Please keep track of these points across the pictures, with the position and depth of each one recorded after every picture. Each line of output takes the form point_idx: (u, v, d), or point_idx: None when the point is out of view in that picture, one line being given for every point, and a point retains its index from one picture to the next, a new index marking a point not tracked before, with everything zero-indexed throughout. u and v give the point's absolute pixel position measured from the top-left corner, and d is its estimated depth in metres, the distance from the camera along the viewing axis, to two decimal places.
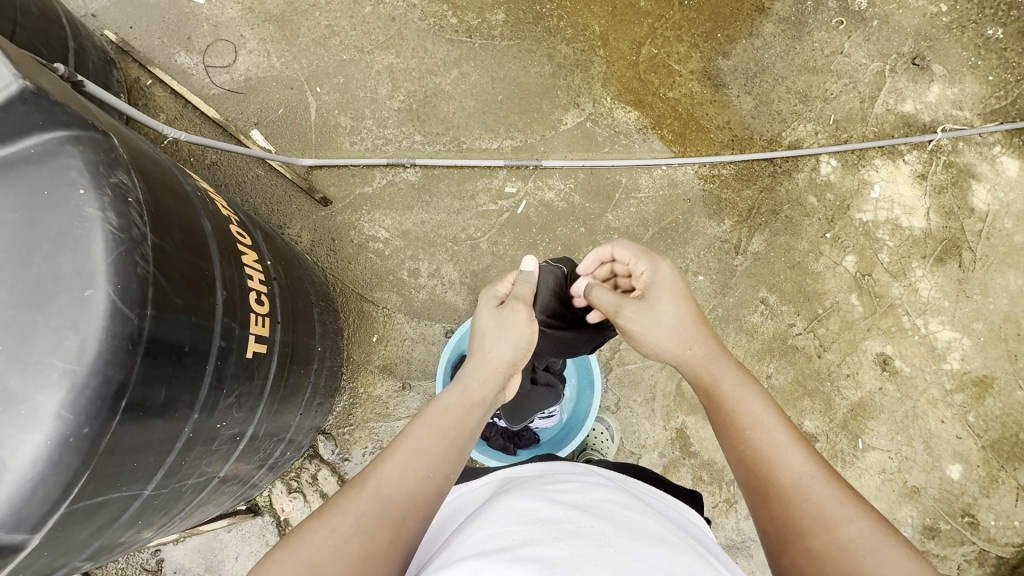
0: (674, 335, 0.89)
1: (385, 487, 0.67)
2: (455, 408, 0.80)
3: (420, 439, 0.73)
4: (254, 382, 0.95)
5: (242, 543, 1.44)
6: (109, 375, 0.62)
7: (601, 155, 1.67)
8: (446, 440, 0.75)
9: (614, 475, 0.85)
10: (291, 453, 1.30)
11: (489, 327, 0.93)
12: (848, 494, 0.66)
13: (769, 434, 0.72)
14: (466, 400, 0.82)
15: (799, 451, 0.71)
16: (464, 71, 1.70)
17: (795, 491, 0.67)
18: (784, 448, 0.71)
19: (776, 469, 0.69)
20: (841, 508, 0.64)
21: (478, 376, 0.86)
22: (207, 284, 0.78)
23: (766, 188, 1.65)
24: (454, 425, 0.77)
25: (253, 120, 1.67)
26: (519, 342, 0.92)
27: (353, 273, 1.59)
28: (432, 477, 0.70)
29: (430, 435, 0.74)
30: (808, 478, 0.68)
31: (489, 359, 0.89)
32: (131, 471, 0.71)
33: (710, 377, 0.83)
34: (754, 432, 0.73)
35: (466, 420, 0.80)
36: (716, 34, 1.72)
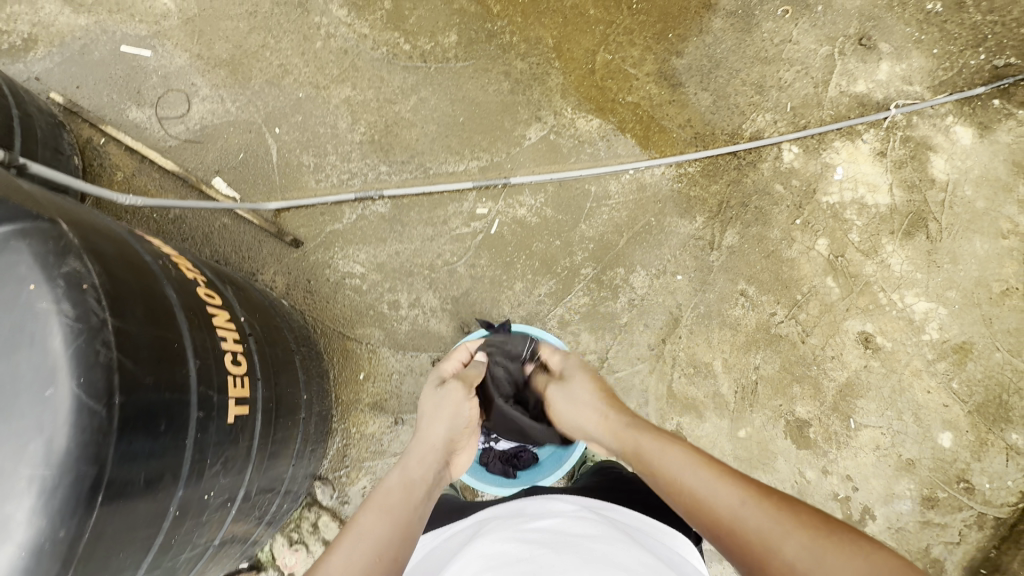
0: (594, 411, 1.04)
1: (332, 574, 0.67)
2: (398, 488, 0.84)
3: (367, 524, 0.75)
4: (240, 445, 0.93)
5: None
6: (82, 472, 0.61)
7: (567, 165, 1.68)
8: (391, 521, 0.77)
9: (595, 505, 0.87)
10: (288, 504, 1.27)
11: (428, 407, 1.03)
12: (784, 515, 0.70)
13: (695, 474, 0.80)
14: (407, 480, 0.86)
15: (726, 486, 0.76)
16: (423, 96, 1.70)
17: (734, 525, 0.72)
18: (707, 485, 0.77)
19: (712, 508, 0.75)
20: (788, 536, 0.67)
21: (415, 455, 0.92)
22: (177, 356, 0.77)
23: (733, 181, 1.67)
24: (396, 507, 0.80)
25: (214, 168, 1.65)
26: (456, 417, 1.01)
27: (333, 311, 1.57)
28: (379, 557, 0.71)
29: (374, 519, 0.76)
30: (740, 506, 0.73)
31: (428, 439, 0.97)
32: (118, 560, 0.69)
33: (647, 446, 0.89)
34: (685, 481, 0.80)
35: (410, 499, 0.83)
36: (667, 34, 1.74)
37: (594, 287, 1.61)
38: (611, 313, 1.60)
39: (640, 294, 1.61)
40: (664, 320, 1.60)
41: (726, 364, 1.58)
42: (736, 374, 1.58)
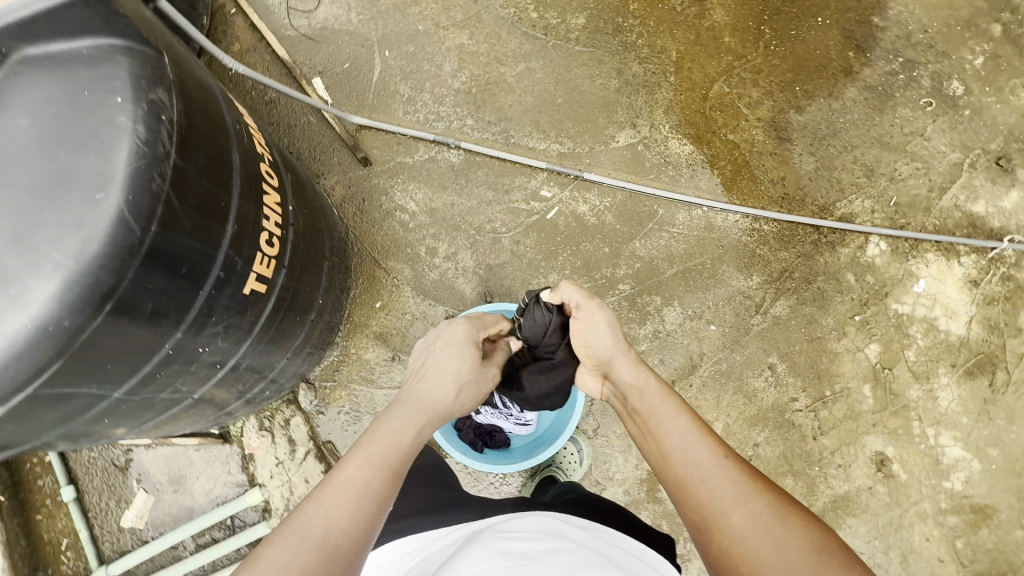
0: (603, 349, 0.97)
1: (325, 523, 0.68)
2: (385, 438, 0.82)
3: (360, 470, 0.75)
4: (246, 318, 0.98)
5: (207, 465, 1.43)
6: (101, 278, 0.65)
7: (644, 180, 1.64)
8: (383, 468, 0.77)
9: (572, 518, 0.84)
10: (270, 392, 1.33)
11: (447, 367, 0.98)
12: (743, 481, 0.75)
13: (689, 444, 0.80)
14: (394, 432, 0.84)
15: (703, 444, 0.80)
16: (531, 67, 1.70)
17: (693, 483, 0.76)
18: (692, 446, 0.80)
19: (680, 464, 0.79)
20: (749, 507, 0.71)
21: (405, 408, 0.90)
22: (219, 215, 0.81)
23: (805, 254, 1.59)
24: (384, 453, 0.79)
25: (318, 68, 1.71)
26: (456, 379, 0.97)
27: (374, 236, 1.61)
28: (366, 504, 0.72)
29: (363, 466, 0.75)
30: (709, 467, 0.77)
31: (429, 396, 0.93)
32: (105, 372, 0.74)
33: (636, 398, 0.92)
34: (666, 436, 0.83)
35: (396, 447, 0.81)
36: (794, 86, 1.66)
37: (625, 306, 1.57)
38: (632, 337, 1.56)
39: (668, 330, 1.57)
40: (681, 363, 1.55)
41: (726, 429, 1.52)
42: (733, 443, 1.52)
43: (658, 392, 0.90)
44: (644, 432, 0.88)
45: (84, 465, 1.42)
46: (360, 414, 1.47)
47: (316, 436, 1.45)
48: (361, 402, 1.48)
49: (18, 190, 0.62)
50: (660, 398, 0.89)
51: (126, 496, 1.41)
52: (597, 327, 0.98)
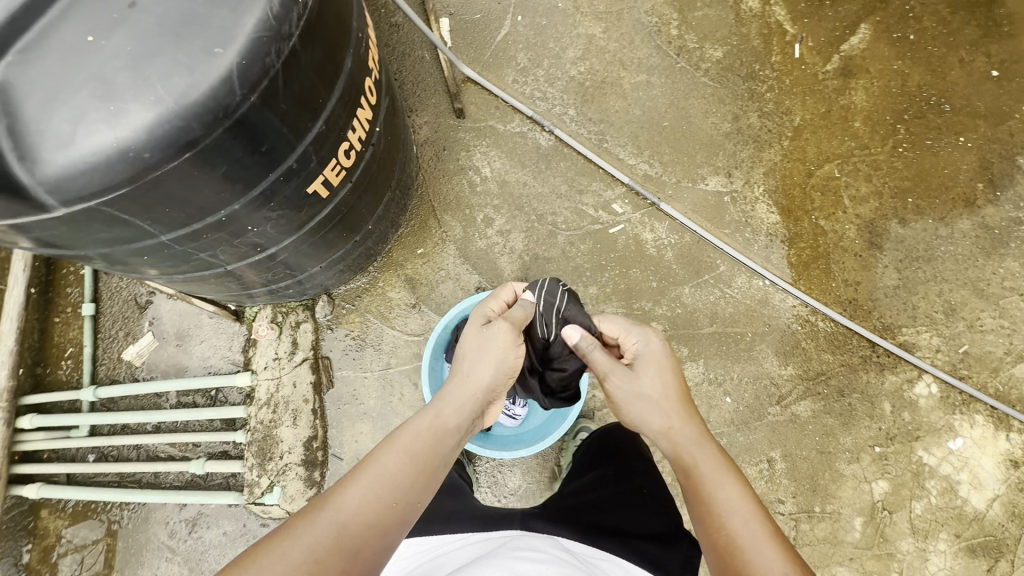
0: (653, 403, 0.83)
1: (343, 512, 0.67)
2: (427, 433, 0.77)
3: (387, 462, 0.72)
4: (298, 215, 1.00)
5: (213, 334, 1.47)
6: (191, 126, 0.67)
7: (717, 232, 1.58)
8: (412, 465, 0.73)
9: (581, 547, 0.85)
10: (292, 292, 1.36)
11: (491, 344, 0.87)
12: (797, 566, 0.64)
13: (742, 523, 0.69)
14: (439, 425, 0.78)
15: (758, 521, 0.69)
16: (650, 82, 1.67)
17: (741, 553, 0.67)
18: (743, 519, 0.70)
19: (728, 531, 0.69)
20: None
21: (453, 400, 0.81)
22: (313, 110, 0.82)
23: (849, 365, 1.51)
24: (421, 451, 0.75)
25: (450, 10, 1.71)
26: (502, 363, 0.86)
27: (439, 183, 1.59)
28: (389, 502, 0.69)
29: (395, 461, 0.72)
30: (760, 542, 0.67)
31: (473, 379, 0.84)
32: (160, 214, 0.76)
33: (687, 452, 0.79)
34: (718, 495, 0.73)
35: (439, 446, 0.77)
36: (908, 196, 1.59)
37: None
38: None
39: None
40: None
41: None
42: None
43: (708, 458, 0.78)
44: (688, 483, 0.77)
45: (110, 289, 1.49)
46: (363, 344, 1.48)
47: (319, 348, 1.46)
48: (368, 335, 1.48)
49: (151, 20, 0.65)
50: (707, 459, 0.78)
51: (134, 332, 1.48)
52: (649, 376, 0.86)
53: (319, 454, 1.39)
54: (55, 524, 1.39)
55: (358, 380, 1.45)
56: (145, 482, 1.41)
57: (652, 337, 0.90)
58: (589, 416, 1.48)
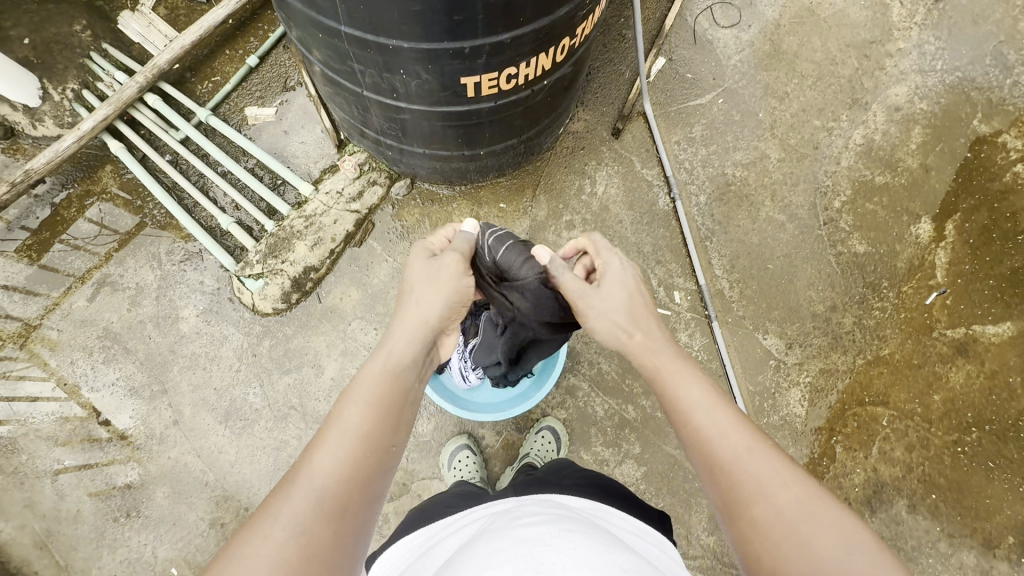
0: (614, 314, 0.85)
1: (319, 477, 0.61)
2: (383, 372, 0.74)
3: (354, 416, 0.67)
4: (440, 93, 1.12)
5: (314, 143, 1.64)
6: None
7: (742, 381, 1.55)
8: (376, 409, 0.69)
9: (579, 504, 0.78)
10: (390, 156, 1.49)
11: (428, 278, 0.87)
12: (781, 460, 0.64)
13: (706, 413, 0.69)
14: (393, 361, 0.76)
15: (733, 425, 0.67)
16: (784, 226, 1.68)
17: (733, 466, 0.64)
18: (719, 426, 0.67)
19: (713, 447, 0.66)
20: (766, 464, 0.63)
21: (407, 333, 0.80)
22: (510, 22, 0.94)
23: None
24: (381, 390, 0.71)
25: (673, 56, 1.82)
26: (454, 291, 0.87)
27: (557, 170, 1.68)
28: (356, 446, 0.64)
29: (358, 412, 0.67)
30: (745, 450, 0.65)
31: (412, 317, 0.82)
32: (354, 7, 0.90)
33: (651, 363, 0.78)
34: (692, 416, 0.70)
35: (398, 379, 0.74)
36: (932, 492, 1.49)
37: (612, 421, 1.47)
38: (589, 440, 1.48)
39: (615, 476, 1.45)
40: None
41: None
42: None
43: (671, 362, 0.78)
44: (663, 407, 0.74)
45: (276, 60, 1.71)
46: (404, 235, 1.58)
47: (373, 213, 1.59)
48: (414, 232, 1.59)
49: None
50: (671, 361, 0.78)
51: (266, 100, 1.67)
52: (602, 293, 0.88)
53: (308, 283, 1.50)
54: (109, 180, 1.60)
55: (380, 258, 1.56)
56: (184, 203, 1.59)
57: (615, 258, 0.93)
58: (519, 431, 1.50)
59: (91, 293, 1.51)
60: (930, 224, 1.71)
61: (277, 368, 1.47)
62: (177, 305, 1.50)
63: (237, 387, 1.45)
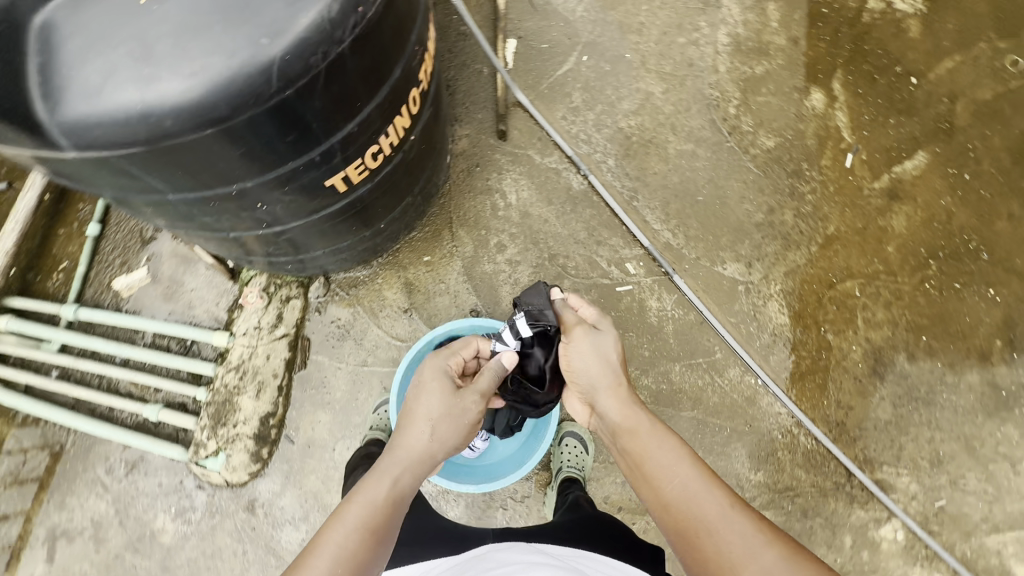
0: (595, 373, 1.00)
1: None
2: (368, 502, 0.81)
3: (346, 536, 0.75)
4: (311, 203, 1.00)
5: (205, 286, 1.47)
6: (220, 105, 0.67)
7: (722, 317, 1.56)
8: (360, 534, 0.76)
9: (560, 551, 0.87)
10: (290, 268, 1.37)
11: (438, 410, 0.93)
12: (760, 524, 0.77)
13: (684, 475, 0.84)
14: (383, 492, 0.83)
15: (711, 490, 0.81)
16: (696, 153, 1.66)
17: (714, 525, 0.77)
18: (697, 486, 0.82)
19: (694, 508, 0.80)
20: (744, 524, 0.77)
21: (394, 460, 0.88)
22: (347, 112, 0.83)
23: (820, 487, 1.46)
24: (368, 517, 0.79)
25: (520, 32, 1.72)
26: (445, 421, 0.92)
27: (463, 198, 1.59)
28: (344, 565, 0.73)
29: (339, 533, 0.76)
30: (725, 512, 0.78)
31: (406, 448, 0.89)
32: (171, 174, 0.76)
33: (634, 427, 0.92)
34: (672, 478, 0.84)
35: (387, 509, 0.81)
36: (920, 333, 1.56)
37: None
38: None
39: None
40: None
41: None
42: None
43: (649, 423, 0.92)
44: (645, 469, 0.88)
45: (119, 216, 1.51)
46: (346, 337, 1.46)
47: (303, 328, 1.46)
48: (354, 329, 1.47)
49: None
50: (653, 429, 0.91)
51: (131, 263, 1.48)
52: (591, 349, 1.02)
53: (272, 431, 1.37)
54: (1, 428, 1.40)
55: (333, 367, 1.44)
56: (99, 413, 1.41)
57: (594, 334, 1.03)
58: (545, 466, 1.46)
59: (45, 553, 1.33)
60: (819, 91, 1.73)
61: (283, 530, 1.35)
62: (145, 520, 1.35)
63: (251, 569, 1.33)
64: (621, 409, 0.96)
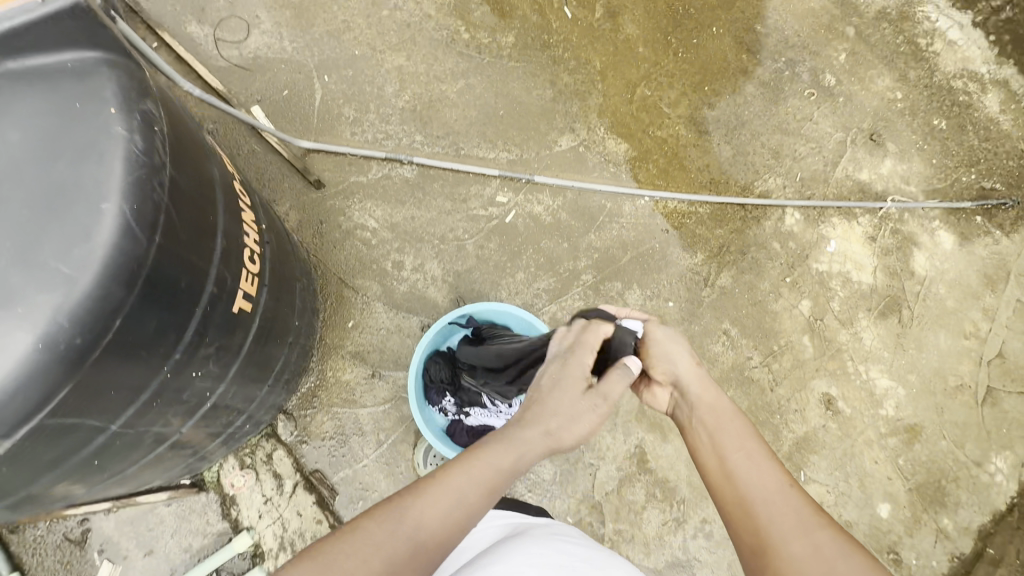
0: (680, 376, 0.93)
1: (411, 526, 0.72)
2: (503, 457, 0.79)
3: (465, 486, 0.76)
4: (234, 340, 0.96)
5: (181, 520, 1.32)
6: (110, 292, 0.63)
7: (589, 178, 1.76)
8: (483, 488, 0.76)
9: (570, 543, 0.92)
10: (248, 428, 1.28)
11: (581, 374, 0.89)
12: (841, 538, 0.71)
13: (755, 465, 0.80)
14: (516, 451, 0.80)
15: (776, 475, 0.79)
16: (470, 83, 1.79)
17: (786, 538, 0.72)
18: (764, 479, 0.79)
19: (759, 507, 0.76)
20: (830, 541, 0.71)
21: (553, 420, 0.83)
22: (208, 229, 0.80)
23: (737, 229, 1.77)
24: (501, 473, 0.78)
25: (256, 97, 1.69)
26: (604, 399, 0.86)
27: (335, 255, 1.57)
28: (458, 515, 0.74)
29: (465, 476, 0.76)
30: (806, 525, 0.73)
31: (579, 425, 0.84)
32: (105, 400, 0.70)
33: (707, 415, 0.88)
34: (734, 457, 0.82)
35: (514, 466, 0.79)
36: (703, 86, 1.88)
37: (590, 295, 1.65)
38: None
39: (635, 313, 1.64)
40: None
41: None
42: None
43: (721, 409, 0.88)
44: (704, 449, 0.85)
45: (34, 545, 1.28)
46: (347, 439, 1.42)
47: (302, 466, 1.39)
48: (345, 427, 1.43)
49: (20, 207, 0.60)
50: (729, 418, 0.86)
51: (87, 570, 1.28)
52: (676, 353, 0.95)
53: None
54: None
55: (356, 469, 1.40)
56: None
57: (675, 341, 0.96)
58: None
59: None
60: None
61: None
62: None
63: None
64: (702, 397, 0.90)
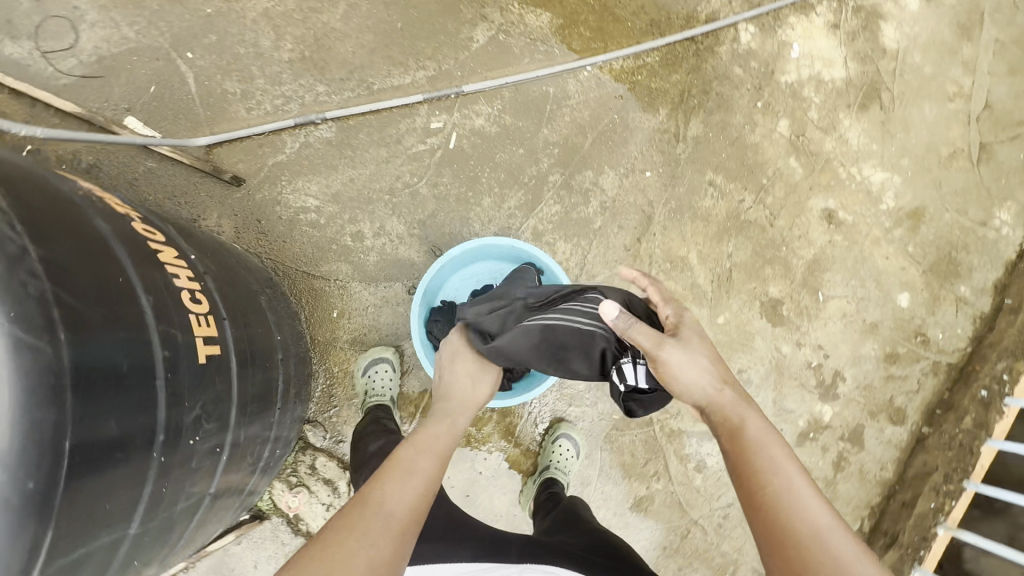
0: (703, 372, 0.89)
1: (388, 507, 0.78)
2: (444, 435, 0.97)
3: (420, 465, 0.88)
4: (220, 388, 0.88)
5: (258, 550, 1.34)
6: (37, 416, 0.55)
7: (521, 67, 1.55)
8: (437, 462, 0.90)
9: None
10: (280, 450, 1.25)
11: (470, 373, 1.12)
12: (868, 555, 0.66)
13: (792, 479, 0.73)
14: (453, 430, 1.00)
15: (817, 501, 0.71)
16: (352, 2, 1.51)
17: (817, 540, 0.67)
18: (808, 496, 0.72)
19: (797, 516, 0.69)
20: (855, 554, 0.65)
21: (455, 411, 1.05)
22: (127, 295, 0.69)
23: (693, 68, 1.60)
24: (431, 444, 0.94)
25: (123, 106, 1.43)
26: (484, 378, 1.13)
27: (289, 249, 1.43)
28: (420, 487, 0.84)
29: (423, 459, 0.89)
30: (829, 532, 0.67)
31: (473, 401, 1.09)
32: (104, 514, 0.65)
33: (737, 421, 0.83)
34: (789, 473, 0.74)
35: (451, 441, 0.97)
36: None
37: (564, 194, 1.53)
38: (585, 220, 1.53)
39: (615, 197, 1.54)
40: (637, 220, 1.54)
41: (701, 255, 1.55)
42: (711, 264, 1.55)
43: (755, 417, 0.83)
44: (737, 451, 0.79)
45: None
46: None
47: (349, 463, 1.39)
48: None
49: None
50: (759, 427, 0.81)
51: None
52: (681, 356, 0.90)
53: None
54: None
55: None
56: None
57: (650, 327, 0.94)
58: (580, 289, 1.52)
59: None
60: None
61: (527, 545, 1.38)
62: None
63: None
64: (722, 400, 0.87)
